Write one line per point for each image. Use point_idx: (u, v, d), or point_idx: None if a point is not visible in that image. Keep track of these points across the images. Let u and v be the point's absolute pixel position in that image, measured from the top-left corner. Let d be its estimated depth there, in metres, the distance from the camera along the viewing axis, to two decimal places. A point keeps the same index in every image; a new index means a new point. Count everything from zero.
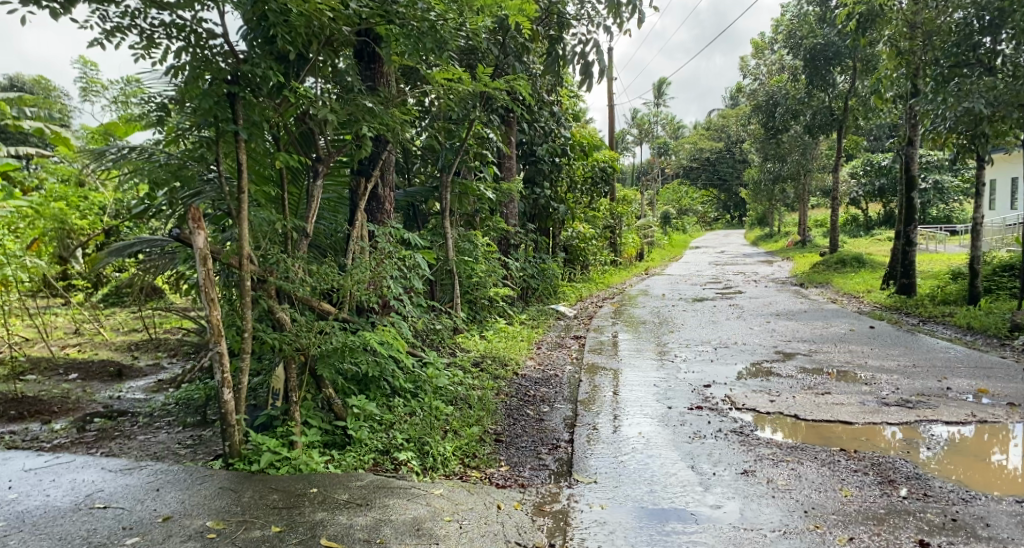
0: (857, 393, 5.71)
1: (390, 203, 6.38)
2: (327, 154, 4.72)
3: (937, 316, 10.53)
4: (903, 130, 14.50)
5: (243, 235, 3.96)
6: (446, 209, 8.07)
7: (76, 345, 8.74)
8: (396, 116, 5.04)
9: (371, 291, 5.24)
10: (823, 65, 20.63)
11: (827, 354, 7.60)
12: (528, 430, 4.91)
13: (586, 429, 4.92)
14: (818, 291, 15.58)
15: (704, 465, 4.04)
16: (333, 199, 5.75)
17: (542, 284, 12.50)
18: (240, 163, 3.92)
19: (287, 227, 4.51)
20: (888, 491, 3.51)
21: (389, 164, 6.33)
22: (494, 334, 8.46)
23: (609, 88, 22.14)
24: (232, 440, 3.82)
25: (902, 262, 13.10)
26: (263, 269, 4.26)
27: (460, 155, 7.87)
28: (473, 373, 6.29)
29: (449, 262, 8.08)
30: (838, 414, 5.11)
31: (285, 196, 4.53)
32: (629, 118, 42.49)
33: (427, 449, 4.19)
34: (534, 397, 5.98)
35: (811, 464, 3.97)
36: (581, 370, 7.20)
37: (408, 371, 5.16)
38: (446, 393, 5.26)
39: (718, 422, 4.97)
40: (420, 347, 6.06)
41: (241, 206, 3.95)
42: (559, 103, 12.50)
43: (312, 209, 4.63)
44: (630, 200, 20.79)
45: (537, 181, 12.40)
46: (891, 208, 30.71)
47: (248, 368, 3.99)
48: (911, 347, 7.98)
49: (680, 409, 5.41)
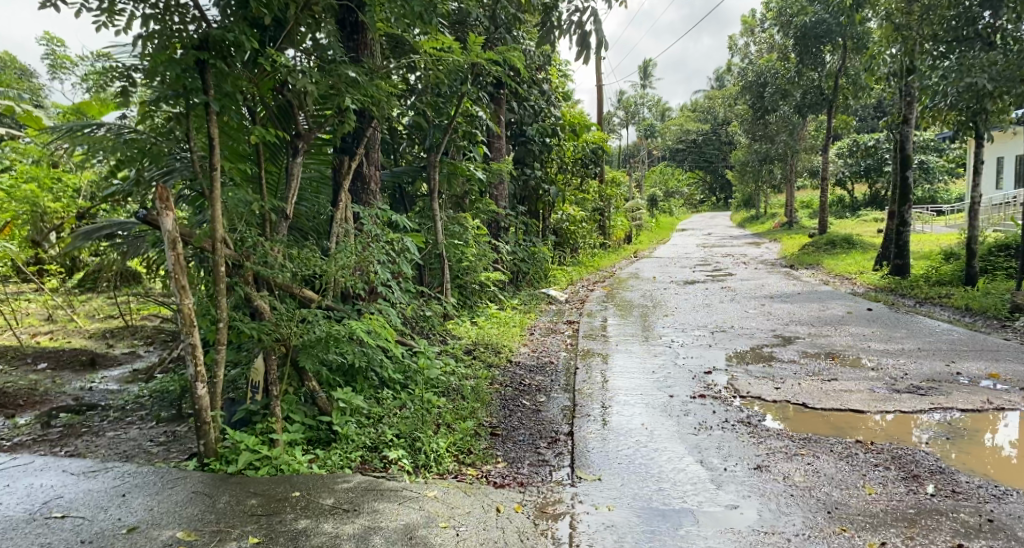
0: (865, 379, 5.51)
1: (377, 184, 6.06)
2: (308, 130, 4.40)
3: (934, 298, 10.39)
4: (896, 109, 14.31)
5: (216, 216, 3.61)
6: (434, 190, 7.74)
7: (47, 333, 8.36)
8: (383, 89, 4.72)
9: (357, 277, 4.94)
10: (813, 43, 20.56)
11: (828, 338, 7.41)
12: (525, 423, 4.65)
13: (586, 420, 4.66)
14: (809, 273, 15.46)
15: (714, 459, 3.80)
16: (315, 178, 5.42)
17: (533, 267, 12.23)
18: (214, 140, 3.60)
19: (266, 208, 4.19)
20: (915, 488, 3.29)
21: (375, 142, 6.01)
22: (486, 320, 8.20)
23: (597, 67, 21.78)
24: (208, 439, 3.50)
25: (896, 243, 12.95)
26: (240, 253, 3.95)
27: (449, 134, 7.55)
28: (466, 361, 6.02)
29: (439, 244, 7.78)
30: (848, 402, 4.89)
31: (262, 175, 4.20)
32: (616, 99, 42.14)
33: (419, 445, 3.92)
34: (529, 385, 5.73)
35: (828, 457, 3.74)
36: (575, 357, 6.96)
37: (398, 361, 4.88)
38: (437, 384, 4.99)
39: (723, 412, 4.73)
40: (410, 335, 5.77)
41: (213, 184, 3.61)
42: (549, 81, 12.18)
43: (292, 189, 4.32)
44: (618, 181, 20.52)
45: (527, 161, 12.10)
46: (878, 188, 30.69)
47: (224, 361, 3.67)
48: (913, 329, 7.81)
49: (682, 397, 5.17)
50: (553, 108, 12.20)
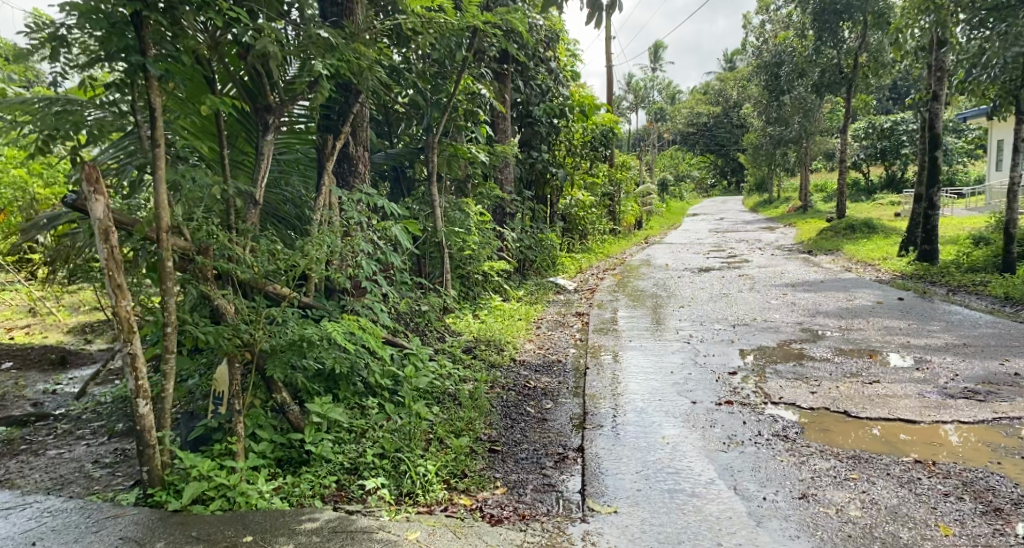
0: (912, 381, 4.91)
1: (366, 165, 5.49)
2: (280, 104, 3.84)
3: (969, 286, 9.73)
4: (923, 86, 13.53)
5: (160, 201, 3.01)
6: (433, 174, 7.16)
7: (24, 327, 7.88)
8: (366, 56, 4.15)
9: (338, 269, 4.38)
10: (832, 18, 19.47)
11: (862, 332, 6.80)
12: (529, 435, 4.12)
13: (598, 433, 4.13)
14: (829, 259, 14.79)
15: (749, 486, 3.26)
16: (294, 158, 4.86)
17: (540, 255, 11.66)
18: (157, 109, 2.94)
19: (229, 192, 3.64)
20: (1001, 529, 2.74)
21: (363, 119, 5.44)
22: (490, 313, 7.65)
23: (607, 47, 21.13)
24: (152, 466, 2.93)
25: (923, 228, 12.24)
26: (195, 243, 3.40)
27: (448, 112, 6.98)
28: (464, 363, 5.46)
29: (439, 232, 7.20)
30: (897, 410, 4.31)
31: (224, 156, 3.65)
32: (625, 82, 41.29)
33: (403, 469, 3.37)
34: (534, 389, 5.17)
35: (886, 483, 3.18)
36: (585, 355, 6.39)
37: (385, 365, 4.33)
38: (429, 391, 4.44)
39: (754, 423, 4.16)
40: (402, 334, 5.21)
41: (158, 163, 3.00)
42: (556, 59, 11.54)
43: (261, 170, 3.77)
44: (629, 165, 19.87)
45: (533, 144, 11.48)
46: (895, 170, 29.79)
47: (174, 373, 3.10)
48: (954, 321, 7.17)
49: (706, 404, 4.60)
50: (560, 87, 11.56)
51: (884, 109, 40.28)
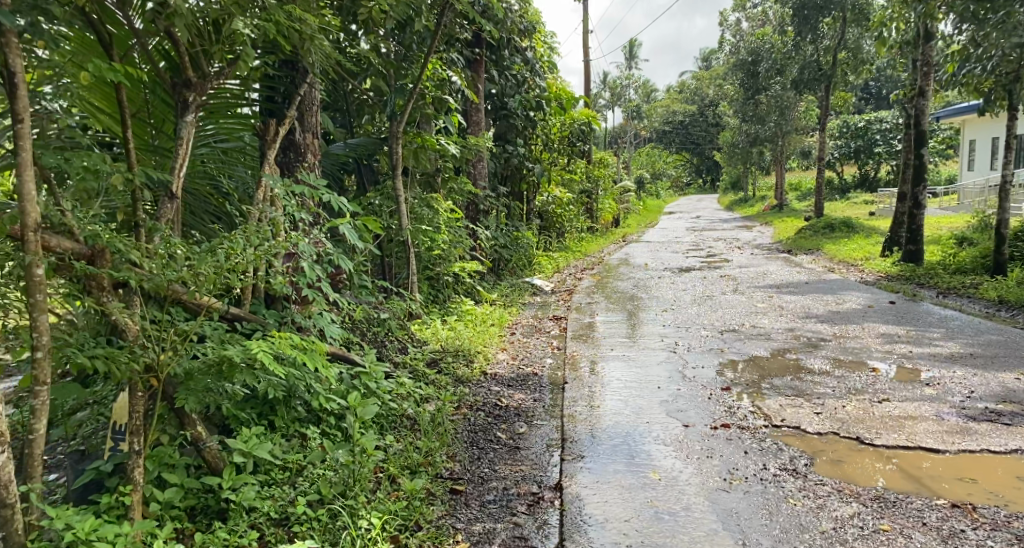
0: (926, 399, 4.41)
1: (316, 156, 4.86)
2: (202, 79, 3.23)
3: (959, 289, 9.36)
4: (908, 82, 13.20)
5: (26, 192, 2.32)
6: (397, 167, 6.50)
7: None
8: (306, 24, 3.57)
9: (276, 275, 3.75)
10: (813, 14, 19.17)
11: (860, 340, 6.31)
12: (498, 469, 3.56)
13: (580, 466, 3.57)
14: (810, 259, 14.39)
15: (763, 541, 2.72)
16: (233, 146, 4.25)
17: (516, 255, 11.08)
18: (19, 74, 2.30)
19: (134, 182, 2.99)
20: None
21: (312, 103, 4.81)
22: (460, 319, 7.04)
23: (584, 42, 20.67)
24: (9, 531, 2.28)
25: (908, 227, 11.86)
26: (87, 245, 2.73)
27: (413, 99, 6.30)
28: (428, 379, 4.85)
29: (404, 230, 6.56)
30: (915, 434, 3.81)
31: (129, 138, 3.01)
32: (602, 80, 40.93)
33: (341, 523, 2.80)
34: (506, 409, 4.57)
35: (925, 539, 2.70)
36: (562, 366, 5.82)
37: (331, 386, 3.72)
38: (382, 416, 3.84)
39: (754, 453, 3.64)
40: (357, 346, 4.59)
41: (23, 144, 2.30)
42: (533, 50, 10.98)
43: (179, 158, 3.13)
44: (607, 163, 19.38)
45: (509, 138, 10.86)
46: (869, 169, 29.73)
47: (47, 409, 2.43)
48: (953, 328, 6.74)
49: (699, 428, 4.07)
50: (537, 79, 11.00)
51: (857, 109, 40.49)
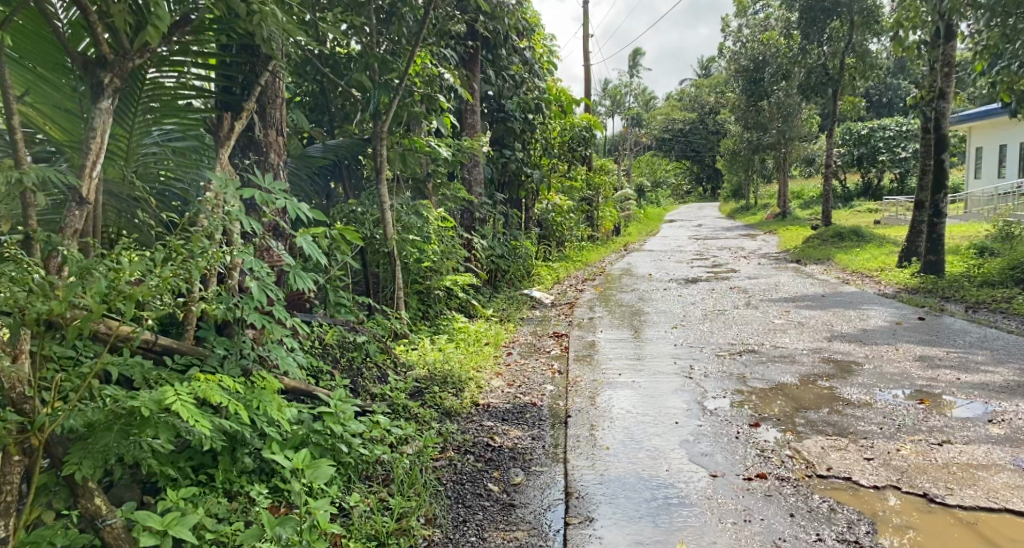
0: (996, 443, 3.74)
1: (281, 156, 4.20)
2: (119, 55, 2.61)
3: (989, 303, 8.71)
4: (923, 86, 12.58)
5: None
6: (381, 170, 5.79)
7: None
8: None
9: (219, 297, 3.06)
10: (820, 16, 18.54)
11: (898, 364, 5.64)
12: (487, 539, 2.89)
13: (589, 534, 2.90)
14: (821, 269, 13.74)
15: None
16: (188, 146, 3.64)
17: (513, 265, 10.42)
18: None
19: (19, 181, 2.32)
20: None
21: (277, 94, 4.14)
22: (452, 338, 6.36)
23: (586, 47, 20.16)
24: None
25: (929, 236, 11.19)
26: None
27: (399, 95, 5.56)
28: (410, 413, 4.17)
29: (389, 240, 5.91)
30: (998, 492, 3.13)
31: (17, 127, 2.36)
32: (601, 88, 40.27)
33: None
34: (500, 450, 3.90)
35: None
36: (564, 394, 5.14)
37: (286, 431, 3.05)
38: (346, 466, 3.17)
39: (800, 515, 2.97)
40: (326, 377, 3.91)
41: None
42: (531, 49, 10.34)
43: (89, 153, 2.48)
44: (608, 169, 18.72)
45: (506, 142, 10.22)
46: (874, 176, 29.16)
47: None
48: (998, 350, 6.07)
49: (730, 479, 3.40)
50: (536, 80, 10.32)
51: None
